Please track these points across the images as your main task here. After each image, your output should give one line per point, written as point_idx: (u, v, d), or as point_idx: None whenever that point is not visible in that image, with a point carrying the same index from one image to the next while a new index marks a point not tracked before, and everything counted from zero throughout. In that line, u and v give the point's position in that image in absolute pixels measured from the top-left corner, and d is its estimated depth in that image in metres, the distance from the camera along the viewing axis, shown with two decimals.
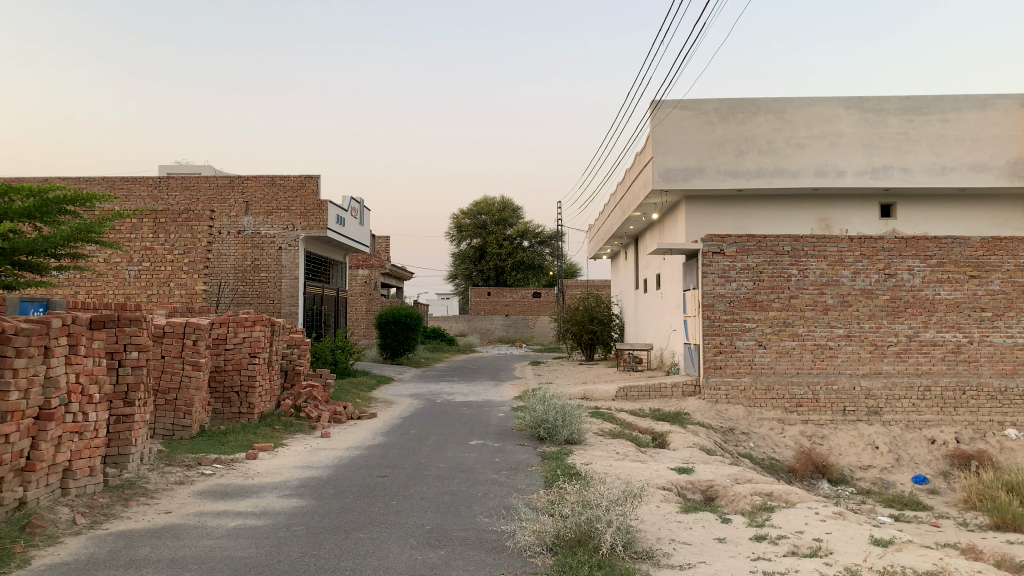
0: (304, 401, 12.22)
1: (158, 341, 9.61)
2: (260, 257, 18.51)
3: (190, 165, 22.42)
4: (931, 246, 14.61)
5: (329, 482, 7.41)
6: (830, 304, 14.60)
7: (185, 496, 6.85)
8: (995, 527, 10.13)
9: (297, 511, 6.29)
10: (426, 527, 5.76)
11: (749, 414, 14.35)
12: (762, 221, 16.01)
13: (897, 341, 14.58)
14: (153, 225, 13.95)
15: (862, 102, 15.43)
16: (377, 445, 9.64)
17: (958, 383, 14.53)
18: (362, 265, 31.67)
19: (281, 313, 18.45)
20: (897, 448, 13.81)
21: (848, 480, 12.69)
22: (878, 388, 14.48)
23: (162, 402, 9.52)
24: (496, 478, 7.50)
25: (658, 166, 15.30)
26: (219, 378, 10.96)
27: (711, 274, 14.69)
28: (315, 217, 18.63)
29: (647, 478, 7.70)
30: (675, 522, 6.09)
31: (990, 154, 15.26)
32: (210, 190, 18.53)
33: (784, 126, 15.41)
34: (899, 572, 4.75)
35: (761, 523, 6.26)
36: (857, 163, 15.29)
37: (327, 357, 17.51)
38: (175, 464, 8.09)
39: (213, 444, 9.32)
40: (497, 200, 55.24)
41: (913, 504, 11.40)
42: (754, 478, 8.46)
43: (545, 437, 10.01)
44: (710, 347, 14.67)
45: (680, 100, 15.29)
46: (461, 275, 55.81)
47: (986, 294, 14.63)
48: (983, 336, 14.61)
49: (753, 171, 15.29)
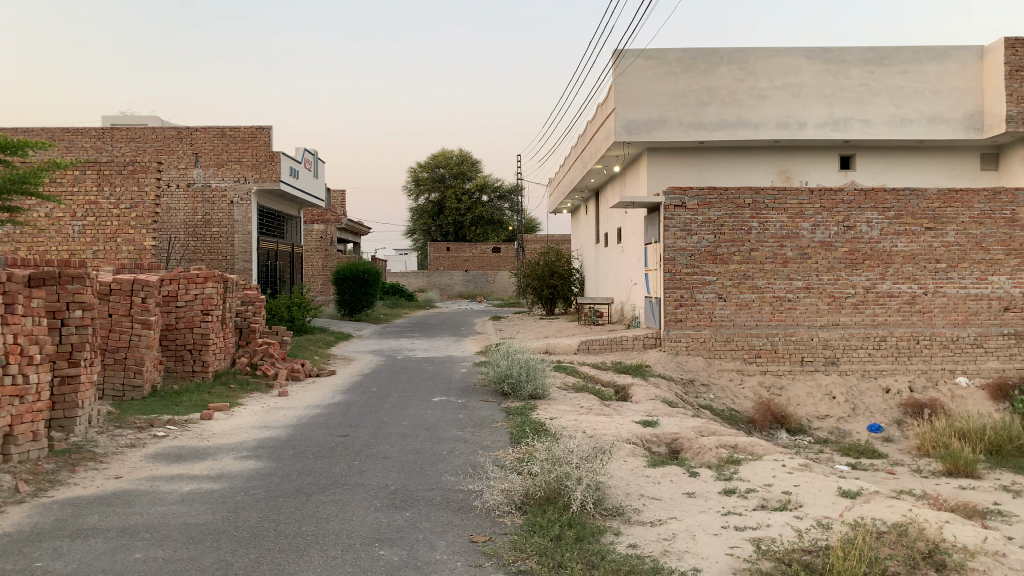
0: (260, 359, 11.90)
1: (105, 299, 9.20)
2: (211, 211, 17.92)
3: (135, 116, 21.55)
4: (890, 198, 14.66)
5: (288, 443, 7.18)
6: (790, 257, 14.64)
7: (137, 460, 6.57)
8: (948, 473, 10.35)
9: (255, 473, 6.06)
10: (390, 487, 5.58)
11: (709, 365, 14.45)
12: (724, 173, 15.95)
13: (855, 293, 14.72)
14: (97, 177, 13.32)
15: (824, 52, 15.32)
16: (338, 404, 9.43)
17: (913, 333, 14.76)
18: (317, 219, 31.03)
19: (235, 269, 17.97)
20: (853, 398, 14.07)
21: (806, 430, 12.89)
22: (836, 339, 14.65)
23: (111, 361, 9.14)
24: (461, 435, 7.36)
25: (621, 118, 15.06)
26: (171, 337, 10.57)
27: (672, 228, 14.60)
28: (267, 169, 18.06)
29: (612, 432, 7.62)
30: (643, 477, 6.01)
31: (948, 106, 15.32)
32: (157, 141, 17.70)
33: (746, 77, 15.26)
34: (870, 525, 4.72)
35: (730, 477, 6.21)
36: (818, 114, 15.22)
37: (283, 314, 17.14)
38: (125, 426, 7.77)
39: (165, 405, 8.99)
40: (455, 153, 54.45)
41: (869, 452, 11.59)
42: (717, 431, 8.45)
43: (509, 392, 9.89)
44: (671, 301, 14.66)
45: (643, 50, 14.99)
46: (419, 230, 55.19)
47: (941, 245, 14.76)
48: (937, 287, 14.81)
49: (715, 123, 15.14)
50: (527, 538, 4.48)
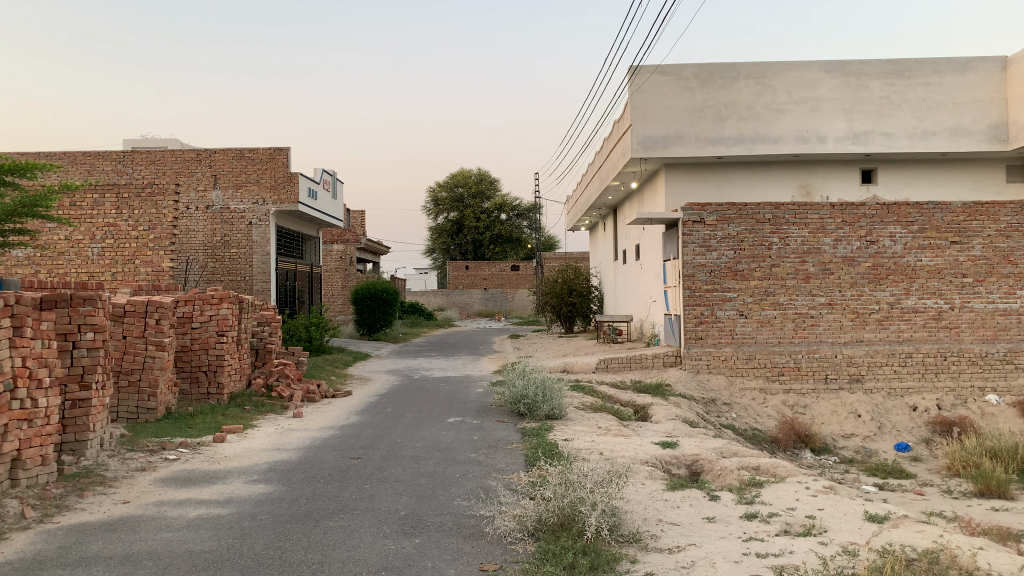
0: (276, 380, 11.83)
1: (119, 320, 9.18)
2: (230, 232, 17.98)
3: (156, 139, 21.74)
4: (913, 212, 14.39)
5: (299, 466, 7.07)
6: (812, 273, 14.39)
7: (146, 484, 6.48)
8: (979, 494, 10.04)
9: (264, 498, 5.95)
10: (400, 513, 5.45)
11: (730, 383, 14.21)
12: (743, 188, 15.76)
13: (879, 309, 14.42)
14: (116, 200, 13.38)
15: (843, 65, 15.13)
16: (352, 425, 9.31)
17: (939, 349, 14.43)
18: (337, 240, 31.18)
19: (253, 290, 18.01)
20: (879, 416, 13.76)
21: (831, 449, 12.61)
22: (860, 356, 14.35)
23: (125, 384, 9.10)
24: (475, 458, 7.21)
25: (637, 134, 14.93)
26: (186, 358, 10.53)
27: (691, 244, 14.42)
28: (285, 190, 18.11)
29: (630, 454, 7.44)
30: (661, 501, 5.83)
31: (972, 117, 15.06)
32: (177, 164, 17.90)
33: (764, 91, 15.11)
34: (898, 552, 4.52)
35: (752, 500, 6.00)
36: (838, 128, 15.02)
37: (301, 334, 17.11)
38: (137, 449, 7.70)
39: (179, 427, 8.92)
40: (474, 172, 54.63)
41: (896, 473, 11.29)
42: (739, 451, 8.23)
43: (525, 413, 9.73)
44: (691, 318, 14.45)
45: (658, 65, 14.91)
46: (439, 250, 55.30)
47: (967, 260, 14.45)
48: (964, 302, 14.47)
49: (733, 138, 14.97)
50: (538, 566, 4.32)
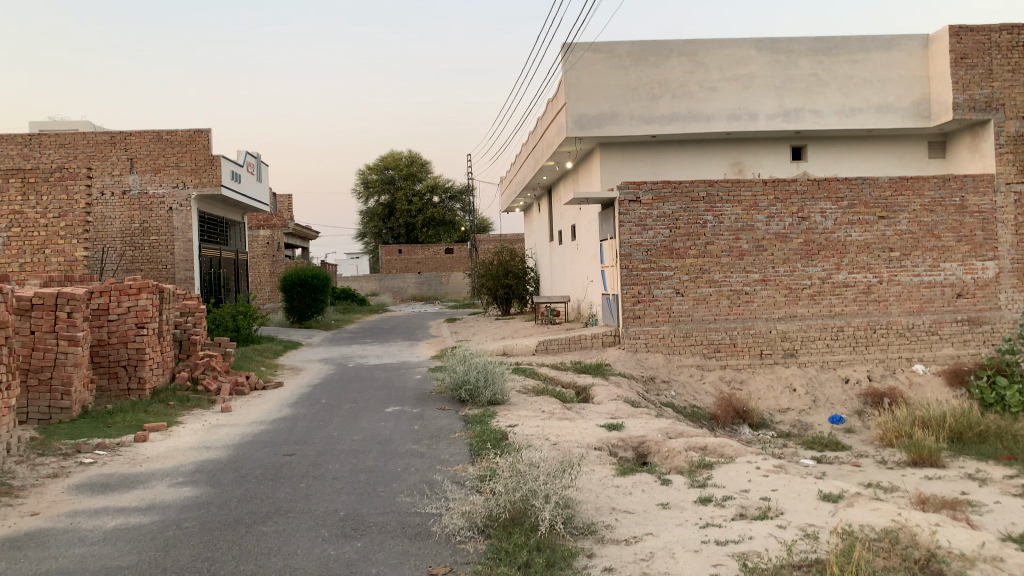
0: (202, 372, 11.23)
1: (26, 315, 8.52)
2: (149, 219, 17.09)
3: (65, 121, 20.51)
4: (843, 188, 14.58)
5: (228, 465, 6.62)
6: (746, 249, 14.47)
7: (58, 493, 5.95)
8: (912, 463, 10.21)
9: (190, 503, 5.51)
10: (339, 513, 5.10)
11: (668, 361, 14.22)
12: (677, 167, 15.72)
13: (811, 284, 14.60)
14: (22, 185, 12.47)
15: (774, 43, 15.18)
16: (284, 418, 8.88)
17: (869, 323, 14.71)
18: (263, 225, 30.21)
19: (176, 279, 17.22)
20: (813, 389, 13.99)
21: (768, 424, 12.75)
22: (794, 331, 14.53)
23: (35, 383, 8.42)
24: (416, 449, 6.90)
25: (572, 112, 14.70)
26: (103, 353, 9.88)
27: (627, 223, 14.32)
28: (207, 173, 17.28)
29: (576, 438, 7.24)
30: (613, 488, 5.63)
31: (896, 94, 15.34)
32: (89, 147, 16.87)
33: (696, 69, 15.06)
34: (857, 533, 4.42)
35: (703, 483, 5.86)
36: (769, 105, 15.10)
37: (227, 324, 16.41)
38: (49, 454, 7.12)
39: (97, 427, 8.34)
40: (405, 154, 53.75)
41: (833, 445, 11.45)
42: (685, 432, 8.11)
43: (466, 400, 9.45)
44: (628, 297, 14.37)
45: (592, 42, 14.69)
46: (370, 234, 54.37)
47: (894, 234, 14.74)
48: (891, 275, 14.76)
49: (667, 116, 14.90)
50: (492, 567, 4.06)
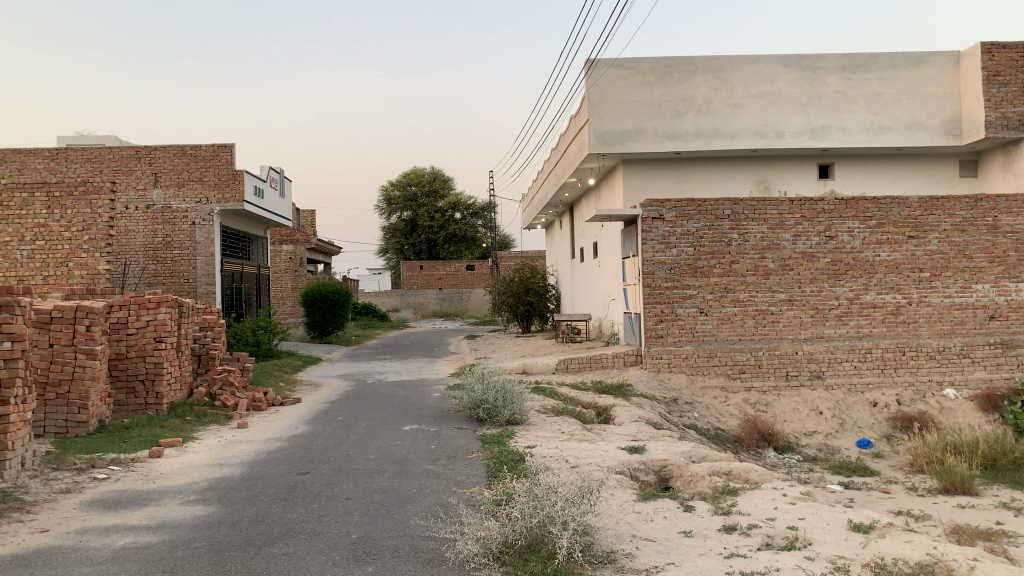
0: (220, 387, 11.18)
1: (45, 328, 8.51)
2: (172, 233, 17.16)
3: (92, 136, 20.75)
4: (871, 207, 14.32)
5: (241, 484, 6.52)
6: (771, 269, 14.23)
7: (69, 509, 5.87)
8: (944, 490, 9.89)
9: (201, 522, 5.40)
10: (351, 536, 4.97)
11: (692, 382, 13.97)
12: (701, 184, 15.54)
13: (839, 304, 14.31)
14: (47, 199, 12.53)
15: (800, 60, 15.00)
16: (300, 435, 8.77)
17: (898, 345, 14.37)
18: (286, 240, 30.37)
19: (198, 293, 17.26)
20: (840, 412, 13.66)
21: (794, 447, 12.45)
22: (821, 352, 14.23)
23: (52, 396, 8.38)
24: (433, 470, 6.76)
25: (595, 129, 14.59)
26: (121, 367, 9.85)
27: (650, 241, 14.14)
28: (230, 188, 17.37)
29: (597, 461, 7.06)
30: (634, 514, 5.44)
31: (926, 112, 15.08)
32: (115, 161, 17.01)
33: (721, 86, 14.91)
34: (891, 567, 4.20)
35: (728, 511, 5.65)
36: (796, 123, 14.90)
37: (248, 339, 16.41)
38: (63, 468, 7.06)
39: (113, 442, 8.28)
40: (427, 171, 53.99)
41: (861, 470, 11.14)
42: (709, 455, 7.90)
43: (485, 419, 9.30)
44: (651, 316, 14.17)
45: (615, 59, 14.60)
46: (392, 250, 54.54)
47: (924, 254, 14.43)
48: (921, 296, 14.44)
49: (691, 133, 14.75)
50: None
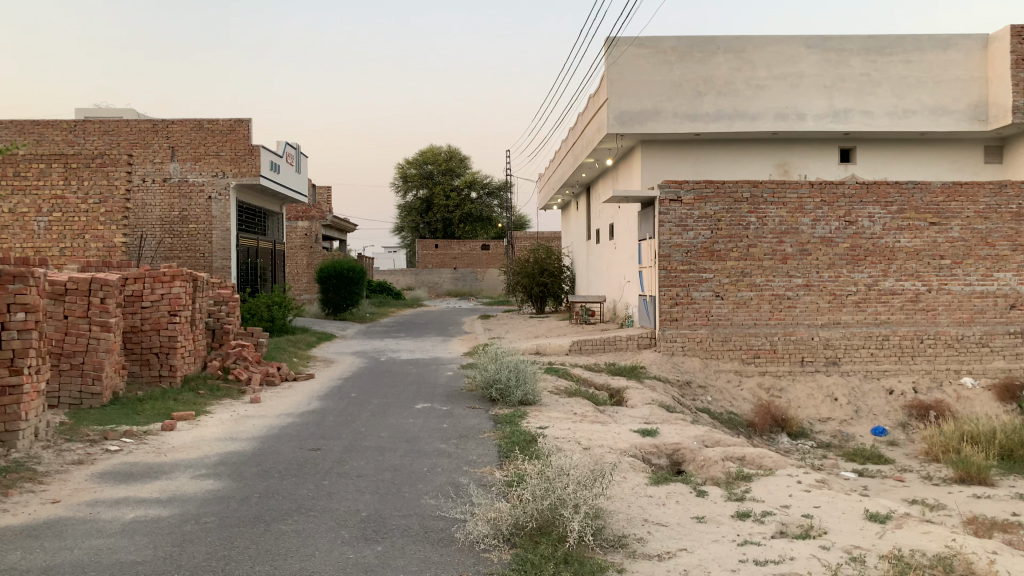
0: (233, 362, 11.20)
1: (60, 299, 8.52)
2: (188, 207, 17.17)
3: (110, 108, 20.73)
4: (892, 192, 14.09)
5: (253, 459, 6.51)
6: (789, 253, 14.06)
7: (81, 481, 5.87)
8: (960, 480, 9.76)
9: (211, 497, 5.39)
10: (361, 514, 4.94)
11: (706, 366, 13.87)
12: (720, 167, 15.35)
13: (857, 290, 14.14)
14: (64, 170, 12.53)
15: (824, 41, 14.73)
16: (313, 412, 8.77)
17: (916, 332, 14.20)
18: (302, 216, 30.39)
19: (213, 268, 17.29)
20: (856, 399, 13.53)
21: (808, 433, 12.34)
22: (837, 338, 14.08)
23: (66, 367, 8.41)
24: (444, 449, 6.72)
25: (613, 108, 14.41)
26: (135, 340, 9.87)
27: (667, 223, 13.99)
28: (247, 163, 17.34)
29: (609, 443, 7.00)
30: (646, 498, 5.39)
31: (952, 96, 14.78)
32: (132, 134, 17.00)
33: (743, 66, 14.67)
34: (909, 559, 4.12)
35: (742, 497, 5.59)
36: (818, 105, 14.65)
37: (262, 314, 16.44)
38: (76, 440, 7.07)
39: (126, 414, 8.30)
40: (444, 149, 53.75)
41: (875, 458, 11.03)
42: (722, 440, 7.82)
43: (497, 399, 9.26)
44: (666, 299, 14.06)
45: (636, 37, 14.38)
46: (408, 228, 54.49)
47: (945, 241, 14.21)
48: (941, 284, 14.24)
49: (711, 114, 14.55)
50: None
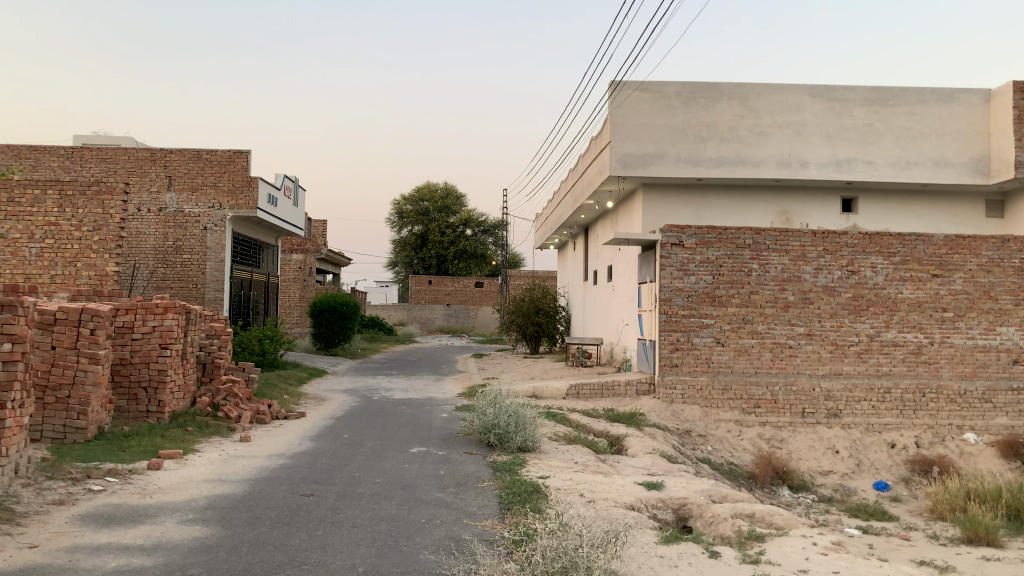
0: (224, 398, 10.88)
1: (48, 330, 8.25)
2: (183, 237, 16.95)
3: (108, 136, 20.59)
4: (895, 243, 14.01)
5: (243, 503, 6.21)
6: (791, 301, 13.91)
7: (61, 523, 5.57)
8: (967, 541, 9.45)
9: (199, 545, 5.09)
10: (358, 570, 4.66)
11: (705, 415, 13.61)
12: (722, 213, 15.27)
13: (858, 341, 13.98)
14: (59, 198, 12.33)
15: (828, 90, 14.75)
16: (305, 453, 8.46)
17: (918, 385, 14.02)
18: (296, 250, 30.22)
19: (205, 300, 17.01)
20: (857, 453, 13.26)
21: (809, 487, 12.05)
22: (838, 390, 13.88)
23: (52, 400, 8.12)
24: (442, 498, 6.45)
25: (617, 151, 14.36)
26: (124, 373, 9.58)
27: (669, 267, 13.84)
28: (244, 195, 17.17)
29: (613, 496, 6.74)
30: (657, 559, 5.13)
31: (954, 149, 14.79)
32: (130, 163, 16.86)
33: (747, 113, 14.66)
34: None
35: (757, 559, 5.32)
36: (821, 154, 14.63)
37: (254, 347, 16.16)
38: (58, 478, 6.77)
39: (111, 451, 8.00)
40: (441, 186, 54.04)
41: (879, 514, 10.74)
42: (730, 495, 7.55)
43: (495, 444, 8.98)
44: (666, 344, 13.84)
45: (640, 82, 14.37)
46: (402, 264, 54.37)
47: (948, 294, 14.10)
48: (943, 337, 14.10)
49: (714, 160, 14.49)
50: None
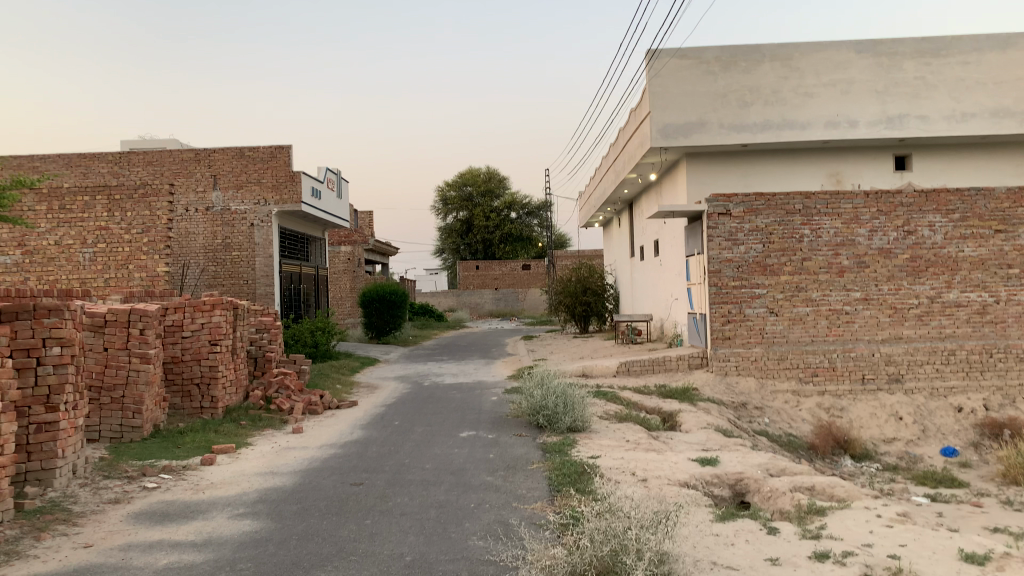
0: (276, 391, 10.98)
1: (100, 332, 8.39)
2: (231, 235, 17.19)
3: (153, 139, 20.93)
4: (954, 199, 13.46)
5: (293, 495, 6.22)
6: (846, 266, 13.47)
7: (115, 522, 5.63)
8: None
9: (248, 539, 5.10)
10: (405, 559, 4.60)
11: (762, 386, 13.29)
12: (769, 178, 14.82)
13: (919, 304, 13.47)
14: (108, 202, 12.56)
15: (875, 45, 14.16)
16: (355, 442, 8.48)
17: (985, 346, 13.45)
18: (344, 241, 30.49)
19: (256, 295, 17.24)
20: (922, 418, 12.79)
21: (873, 455, 11.67)
22: (899, 354, 13.41)
23: (107, 400, 8.27)
24: (491, 482, 6.37)
25: (657, 122, 14.02)
26: (177, 371, 9.72)
27: (716, 238, 13.52)
28: (288, 190, 17.30)
29: (666, 473, 6.57)
30: (712, 537, 4.97)
31: (1014, 97, 14.04)
32: (175, 164, 17.13)
33: (790, 74, 14.17)
34: None
35: (818, 534, 5.11)
36: (871, 112, 14.06)
37: (306, 339, 16.34)
38: (114, 476, 6.88)
39: (166, 448, 8.13)
40: (483, 170, 53.94)
41: (947, 481, 10.35)
42: (788, 469, 7.31)
43: (545, 426, 8.88)
44: (717, 316, 13.53)
45: (678, 48, 14.00)
46: (449, 250, 54.51)
47: (1013, 249, 13.51)
48: (1010, 294, 13.52)
49: (759, 124, 14.07)
50: None
